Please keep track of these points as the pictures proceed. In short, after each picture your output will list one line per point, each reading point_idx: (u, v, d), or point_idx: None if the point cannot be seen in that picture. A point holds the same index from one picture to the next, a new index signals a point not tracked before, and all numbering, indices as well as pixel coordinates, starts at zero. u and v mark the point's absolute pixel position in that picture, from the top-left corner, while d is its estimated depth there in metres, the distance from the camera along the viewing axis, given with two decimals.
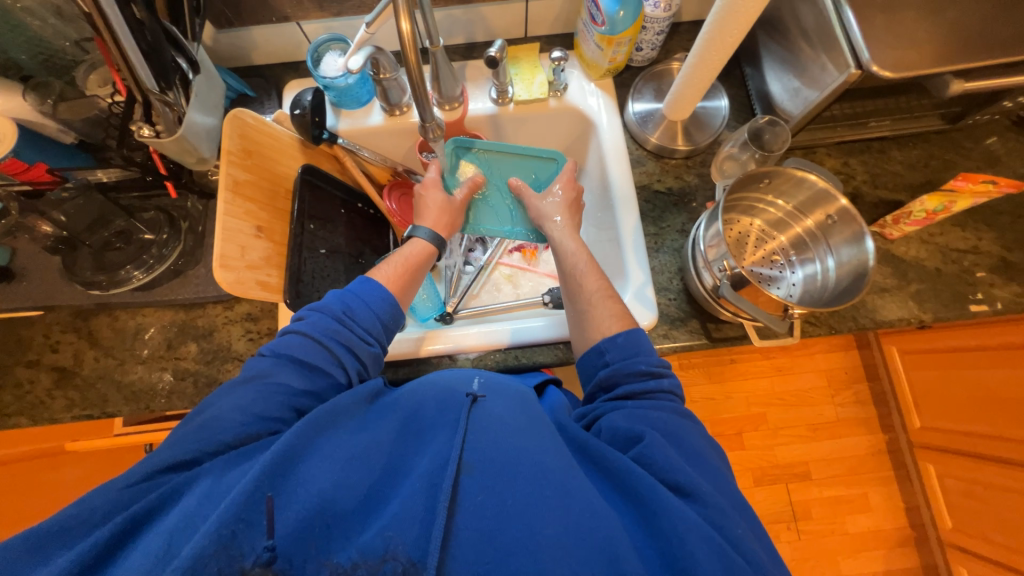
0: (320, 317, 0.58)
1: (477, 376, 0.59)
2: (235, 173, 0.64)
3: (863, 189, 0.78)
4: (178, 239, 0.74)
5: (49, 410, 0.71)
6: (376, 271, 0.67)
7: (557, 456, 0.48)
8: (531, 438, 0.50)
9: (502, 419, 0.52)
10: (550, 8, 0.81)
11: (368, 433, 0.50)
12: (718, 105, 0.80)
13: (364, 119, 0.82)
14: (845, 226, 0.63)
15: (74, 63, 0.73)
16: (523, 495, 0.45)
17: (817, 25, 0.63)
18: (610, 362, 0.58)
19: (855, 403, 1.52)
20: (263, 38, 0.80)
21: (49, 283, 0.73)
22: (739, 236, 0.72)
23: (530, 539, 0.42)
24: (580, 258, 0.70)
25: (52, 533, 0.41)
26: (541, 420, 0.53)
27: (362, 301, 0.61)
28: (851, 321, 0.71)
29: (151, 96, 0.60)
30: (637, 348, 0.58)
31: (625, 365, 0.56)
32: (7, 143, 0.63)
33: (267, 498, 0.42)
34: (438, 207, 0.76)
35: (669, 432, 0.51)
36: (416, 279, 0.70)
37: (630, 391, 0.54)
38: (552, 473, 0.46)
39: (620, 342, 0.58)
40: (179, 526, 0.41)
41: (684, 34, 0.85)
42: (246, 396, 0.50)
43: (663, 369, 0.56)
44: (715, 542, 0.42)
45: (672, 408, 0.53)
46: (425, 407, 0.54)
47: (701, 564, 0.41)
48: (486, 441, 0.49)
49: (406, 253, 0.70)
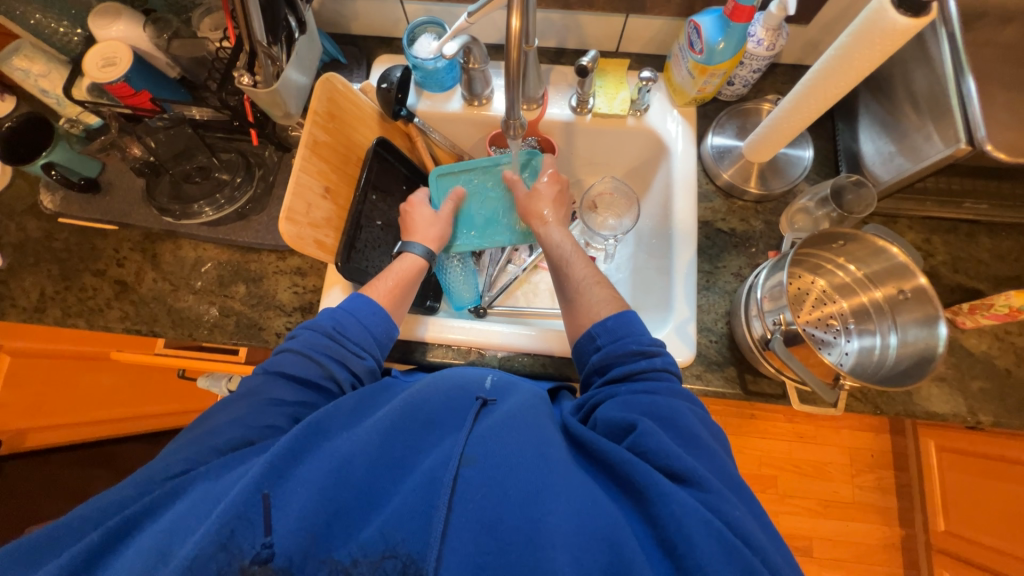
0: (312, 333, 0.59)
1: (489, 375, 0.59)
2: (315, 133, 0.67)
3: (941, 271, 0.73)
4: (250, 185, 0.77)
5: (104, 318, 0.76)
6: (370, 286, 0.67)
7: (551, 446, 0.48)
8: (527, 430, 0.49)
9: (505, 415, 0.51)
10: (649, 27, 0.80)
11: (368, 426, 0.50)
12: (803, 154, 0.77)
13: (444, 104, 0.83)
14: (917, 305, 0.60)
15: (193, 5, 0.78)
16: (521, 488, 0.45)
17: (932, 93, 0.59)
18: (601, 346, 0.58)
19: (876, 489, 1.43)
20: (365, 10, 0.82)
21: (128, 202, 0.78)
22: (799, 291, 0.69)
23: (529, 530, 0.42)
24: (576, 264, 0.69)
25: (58, 534, 0.45)
26: (540, 413, 0.52)
27: (353, 317, 0.61)
28: (900, 405, 0.67)
29: (258, 47, 0.63)
30: (625, 332, 0.57)
31: (615, 348, 0.57)
32: (121, 68, 0.67)
33: (263, 494, 0.43)
34: (424, 223, 0.77)
35: (666, 414, 0.50)
36: (409, 298, 0.69)
37: (624, 373, 0.54)
38: (548, 465, 0.46)
39: (609, 325, 0.59)
40: (180, 524, 0.43)
41: (780, 76, 0.83)
42: (244, 410, 0.52)
43: (655, 348, 0.56)
44: (715, 526, 0.41)
45: (667, 388, 0.52)
46: (429, 396, 0.53)
47: (701, 554, 0.40)
48: (485, 441, 0.48)
49: (398, 269, 0.70)
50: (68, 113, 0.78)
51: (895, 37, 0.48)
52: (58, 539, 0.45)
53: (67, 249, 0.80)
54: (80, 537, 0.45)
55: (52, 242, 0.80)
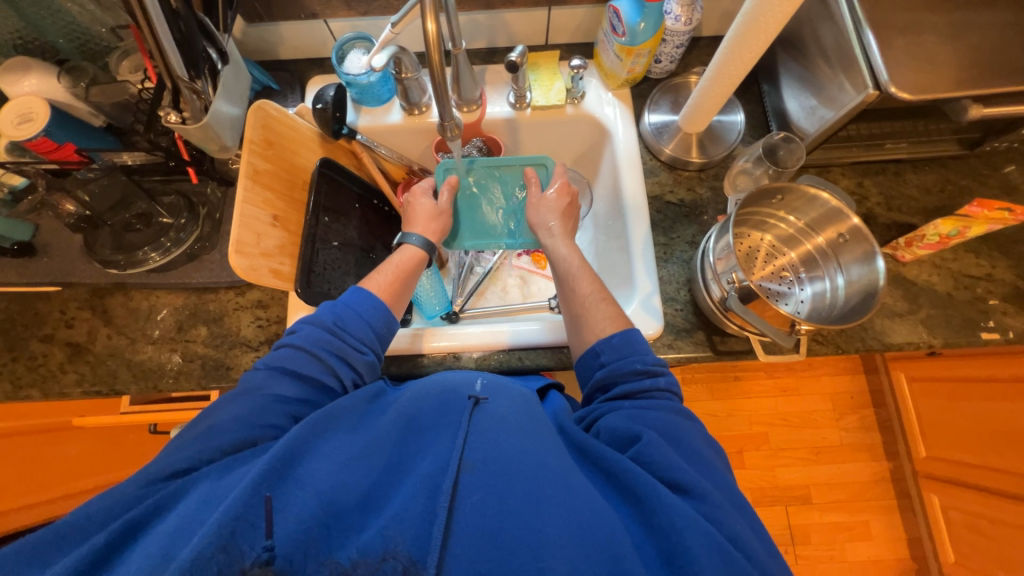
0: (313, 328, 0.57)
1: (480, 377, 0.59)
2: (255, 162, 0.66)
3: (876, 211, 0.77)
4: (195, 224, 0.76)
5: (60, 384, 0.73)
6: (370, 279, 0.67)
7: (554, 454, 0.49)
8: (529, 437, 0.50)
9: (501, 418, 0.52)
10: (573, 16, 0.82)
11: (368, 435, 0.50)
12: (735, 119, 0.80)
13: (384, 117, 0.83)
14: (856, 244, 0.63)
15: (108, 49, 0.76)
16: (523, 495, 0.45)
17: (838, 45, 0.63)
18: (606, 363, 0.58)
19: (860, 428, 1.50)
20: (290, 34, 0.82)
21: (68, 260, 0.75)
22: (749, 250, 0.72)
23: (530, 538, 0.42)
24: (582, 280, 0.68)
25: (50, 542, 0.42)
26: (537, 420, 0.53)
27: (352, 310, 0.60)
28: (858, 341, 0.71)
29: (180, 83, 0.62)
30: (630, 351, 0.58)
31: (620, 365, 0.57)
32: (39, 122, 0.64)
33: (266, 497, 0.42)
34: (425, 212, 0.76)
35: (668, 429, 0.51)
36: (410, 288, 0.69)
37: (629, 390, 0.55)
38: (550, 472, 0.47)
39: (614, 342, 0.59)
40: (181, 526, 0.42)
41: (704, 49, 0.86)
42: (246, 406, 0.50)
43: (660, 368, 0.57)
44: (716, 538, 0.42)
45: (670, 407, 0.53)
46: (427, 407, 0.54)
47: (700, 560, 0.41)
48: (487, 441, 0.49)
49: (397, 261, 0.70)
50: None
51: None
52: (62, 539, 0.43)
53: (9, 318, 0.76)
54: (82, 541, 0.43)
55: None
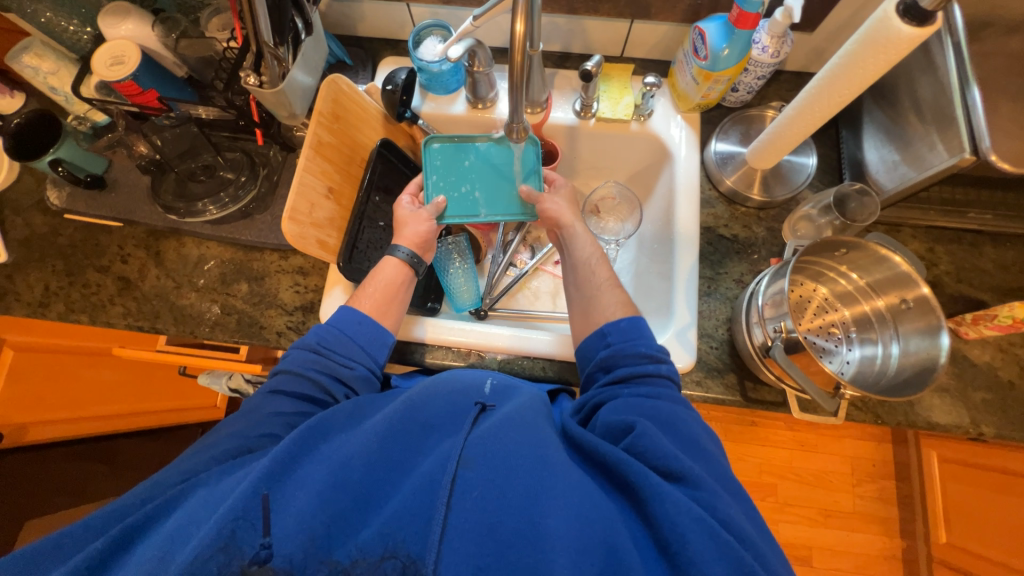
0: (300, 351, 0.60)
1: (489, 379, 0.59)
2: (320, 134, 0.68)
3: (943, 280, 0.73)
4: (254, 183, 0.77)
5: (107, 314, 0.77)
6: (357, 300, 0.66)
7: (548, 447, 0.48)
8: (524, 429, 0.50)
9: (504, 417, 0.51)
10: (653, 32, 0.80)
11: (365, 428, 0.50)
12: (806, 161, 0.77)
13: (448, 106, 0.84)
14: (920, 315, 0.59)
15: (201, 5, 0.79)
16: (519, 490, 0.45)
17: (936, 103, 0.60)
18: (611, 344, 0.58)
19: (877, 499, 1.42)
20: (371, 12, 0.83)
21: (133, 199, 0.79)
22: (800, 299, 0.69)
23: (528, 530, 0.42)
24: (599, 268, 0.68)
25: (47, 550, 0.43)
26: (538, 417, 0.53)
27: (337, 330, 0.61)
28: (901, 415, 0.67)
29: (265, 48, 0.63)
30: (637, 335, 0.58)
31: (625, 347, 0.57)
32: (129, 66, 0.67)
33: (263, 494, 0.43)
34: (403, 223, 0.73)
35: (665, 418, 0.50)
36: (399, 303, 0.68)
37: (629, 374, 0.55)
38: (545, 467, 0.46)
39: (622, 326, 0.59)
40: (187, 522, 0.43)
41: (784, 84, 0.83)
42: (245, 424, 0.54)
43: (661, 356, 0.57)
44: (707, 521, 0.41)
45: (667, 396, 0.53)
46: (427, 397, 0.54)
47: (694, 551, 0.39)
48: (484, 437, 0.49)
49: (383, 278, 0.68)
50: (77, 110, 0.79)
51: (903, 45, 0.48)
52: (61, 547, 0.44)
53: (72, 245, 0.80)
54: (80, 549, 0.44)
55: (57, 238, 0.81)
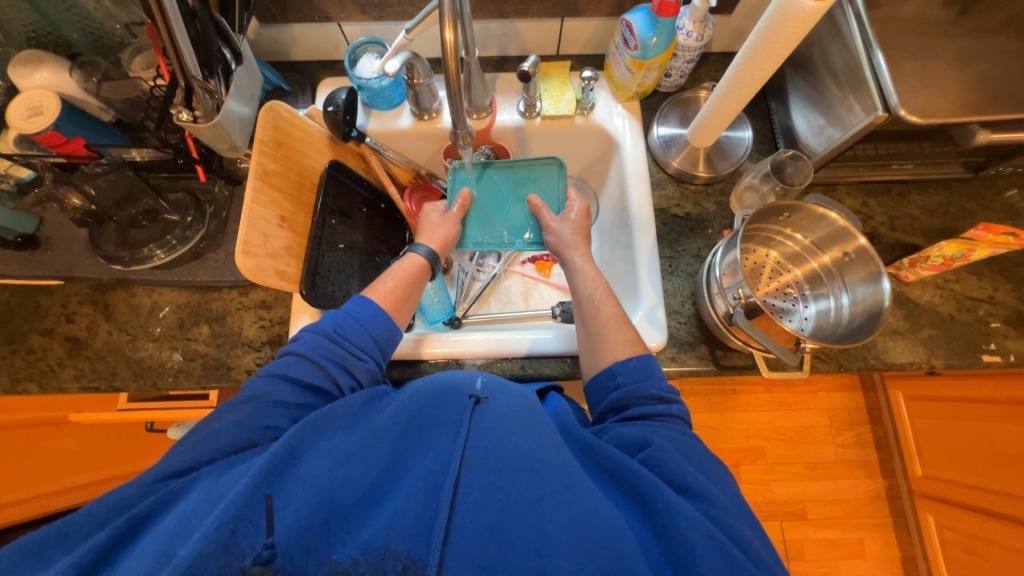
0: (313, 335, 0.57)
1: (480, 376, 0.57)
2: (264, 163, 0.66)
3: (880, 230, 0.78)
4: (202, 223, 0.75)
5: (58, 378, 0.72)
6: (371, 288, 0.66)
7: (557, 453, 0.48)
8: (535, 437, 0.49)
9: (515, 424, 0.50)
10: (584, 29, 0.82)
11: (365, 432, 0.49)
12: (742, 135, 0.81)
13: (394, 121, 0.84)
14: (862, 264, 0.63)
15: (121, 45, 0.76)
16: (526, 491, 0.45)
17: (847, 67, 0.64)
18: (619, 385, 0.58)
19: (856, 445, 1.50)
20: (303, 35, 0.82)
21: (72, 254, 0.74)
22: (755, 266, 0.72)
23: (534, 537, 0.42)
24: (603, 304, 0.67)
25: (50, 540, 0.41)
26: (546, 421, 0.52)
27: (352, 319, 0.59)
28: (861, 360, 0.71)
29: (194, 82, 0.61)
30: (646, 376, 0.57)
31: (636, 390, 0.56)
32: (49, 116, 0.64)
33: (265, 495, 0.42)
34: (433, 223, 0.76)
35: (677, 441, 0.51)
36: (414, 296, 0.68)
37: (640, 413, 0.54)
38: (554, 472, 0.46)
39: (631, 364, 0.58)
40: (184, 519, 0.41)
41: (713, 64, 0.87)
42: (245, 412, 0.50)
43: (672, 395, 0.56)
44: (722, 542, 0.42)
45: (680, 429, 0.53)
46: (430, 398, 0.53)
47: (705, 564, 0.41)
48: (491, 437, 0.49)
49: (400, 269, 0.69)
50: None
51: (807, 19, 0.52)
52: (64, 537, 0.42)
53: (9, 310, 0.75)
54: (82, 540, 0.42)
55: None
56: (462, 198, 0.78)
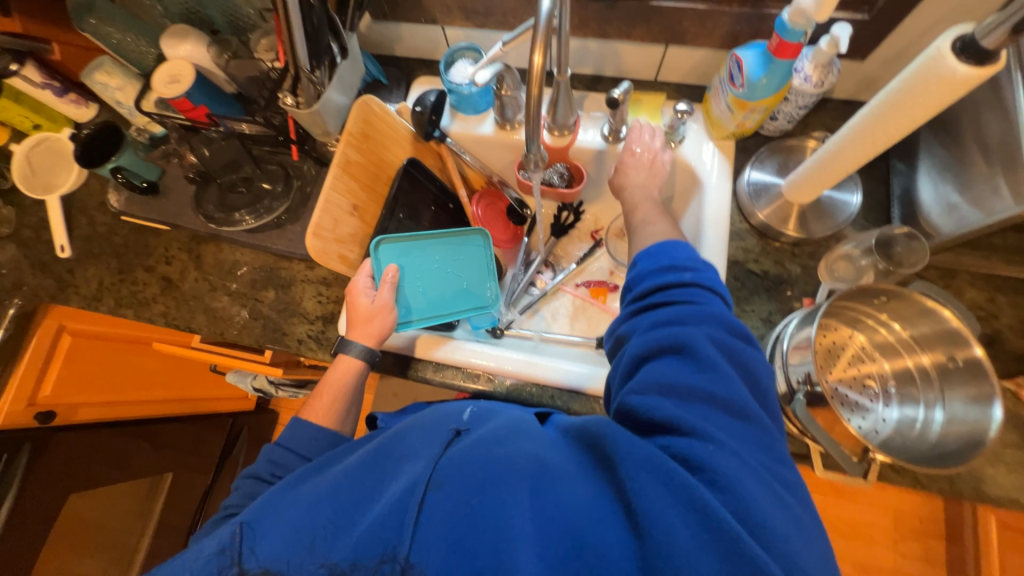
0: (250, 482, 0.59)
1: (469, 407, 0.57)
2: (348, 153, 0.70)
3: (1005, 334, 0.65)
4: (287, 195, 0.82)
5: (150, 311, 0.83)
6: (307, 410, 0.65)
7: (524, 454, 0.46)
8: (497, 445, 0.47)
9: (477, 438, 0.49)
10: (689, 57, 0.77)
11: (334, 470, 0.51)
12: (850, 198, 0.72)
13: (476, 126, 0.85)
14: (970, 380, 0.54)
15: (252, 27, 0.83)
16: (489, 504, 0.43)
17: (1002, 141, 0.54)
18: (636, 268, 0.57)
19: (921, 559, 1.30)
20: (408, 33, 0.85)
21: (179, 206, 0.85)
22: (833, 346, 0.64)
23: (496, 538, 0.41)
24: (642, 204, 0.69)
25: None
26: (515, 432, 0.50)
27: (291, 451, 0.60)
28: (945, 482, 0.61)
29: (301, 73, 0.66)
30: (666, 252, 0.56)
31: (644, 288, 0.54)
32: (183, 85, 0.72)
33: (239, 526, 0.46)
34: (362, 313, 0.69)
35: (673, 360, 0.47)
36: (353, 401, 0.67)
37: (652, 286, 0.54)
38: (515, 471, 0.44)
39: (650, 250, 0.58)
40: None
41: (830, 112, 0.78)
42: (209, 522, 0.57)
43: (689, 266, 0.54)
44: (675, 483, 0.40)
45: (690, 309, 0.50)
46: (404, 429, 0.52)
47: (668, 521, 0.38)
48: (457, 458, 0.47)
49: (331, 379, 0.66)
50: (138, 122, 0.86)
51: (959, 85, 0.44)
52: None
53: (125, 244, 0.87)
54: None
55: (113, 238, 0.87)
56: (388, 274, 0.72)
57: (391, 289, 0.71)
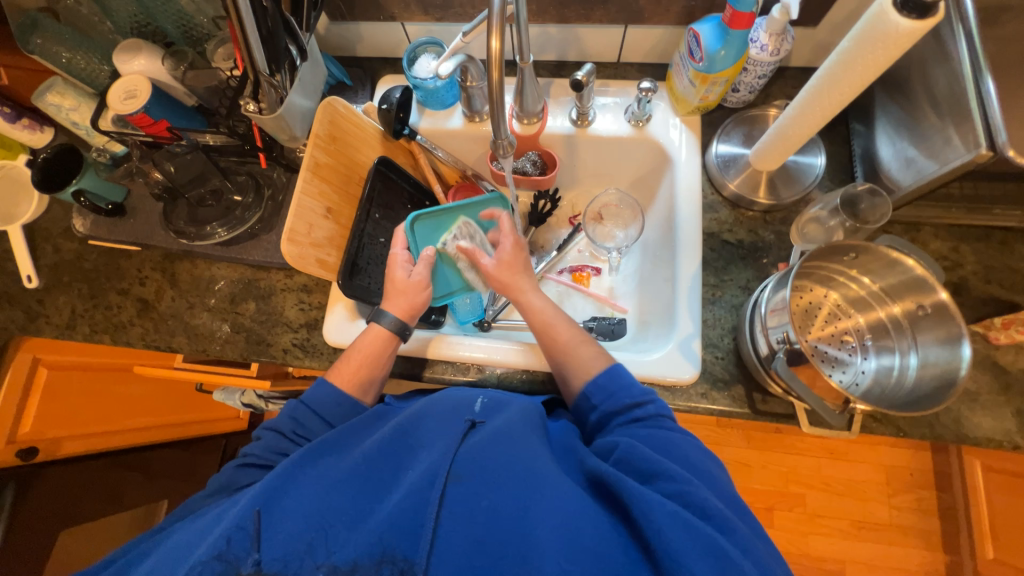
0: (272, 434, 0.61)
1: (480, 397, 0.60)
2: (317, 155, 0.69)
3: (971, 281, 0.68)
4: (259, 205, 0.80)
5: (128, 335, 0.81)
6: (337, 368, 0.66)
7: (537, 459, 0.50)
8: (513, 444, 0.51)
9: (493, 432, 0.52)
10: (648, 36, 0.78)
11: (348, 459, 0.53)
12: (814, 161, 0.74)
13: (445, 121, 0.85)
14: (939, 323, 0.56)
15: (207, 37, 0.82)
16: (509, 502, 0.47)
17: (950, 93, 0.56)
18: (596, 406, 0.58)
19: (915, 510, 1.34)
20: (368, 32, 0.85)
21: (148, 225, 0.83)
22: (809, 306, 0.65)
23: (517, 543, 0.44)
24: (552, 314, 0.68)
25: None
26: (529, 429, 0.54)
27: (312, 410, 0.62)
28: (925, 427, 0.63)
29: (261, 77, 0.64)
30: (616, 386, 0.58)
31: (610, 407, 0.57)
32: (140, 100, 0.71)
33: (257, 511, 0.47)
34: (399, 285, 0.70)
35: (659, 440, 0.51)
36: (378, 370, 0.67)
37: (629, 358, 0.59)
38: (533, 477, 0.48)
39: (599, 382, 0.59)
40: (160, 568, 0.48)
41: (789, 80, 0.79)
42: (225, 476, 0.59)
43: (648, 396, 0.56)
44: (684, 518, 0.42)
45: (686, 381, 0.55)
46: (419, 417, 0.56)
47: (676, 547, 0.41)
48: (474, 451, 0.50)
49: (362, 343, 0.67)
50: (97, 142, 0.84)
51: (903, 39, 0.45)
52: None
53: (95, 269, 0.85)
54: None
55: (82, 263, 0.85)
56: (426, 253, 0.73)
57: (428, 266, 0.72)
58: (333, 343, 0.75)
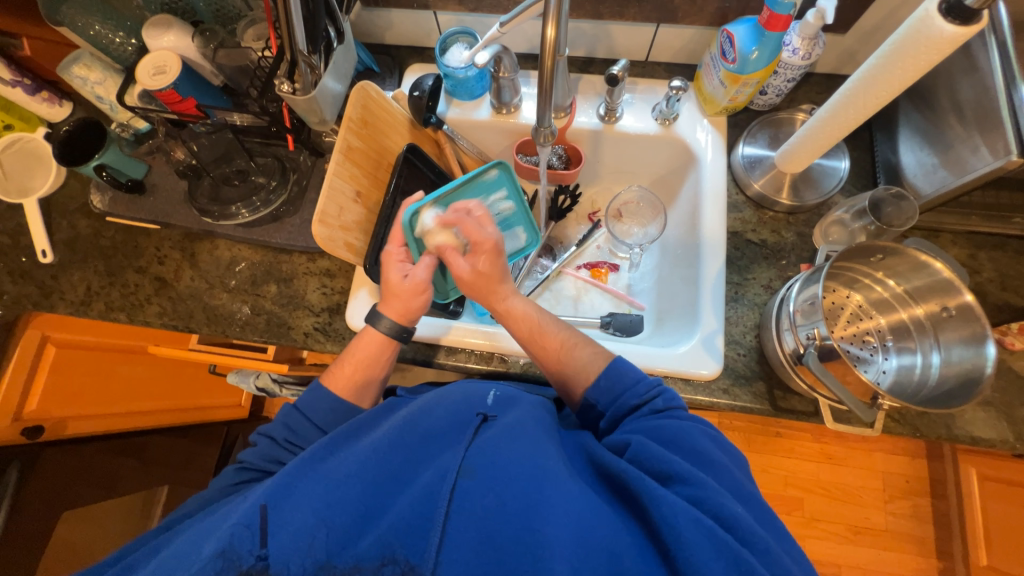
0: (267, 442, 0.62)
1: (493, 389, 0.60)
2: (349, 139, 0.69)
3: (987, 288, 0.70)
4: (285, 188, 0.80)
5: (144, 313, 0.80)
6: (331, 376, 0.65)
7: (550, 457, 0.49)
8: (526, 439, 0.51)
9: (507, 425, 0.53)
10: (679, 36, 0.80)
11: (357, 451, 0.52)
12: (838, 165, 0.75)
13: (473, 111, 0.85)
14: (962, 324, 0.57)
15: (239, 17, 0.81)
16: (520, 496, 0.45)
17: (977, 103, 0.58)
18: (605, 411, 0.58)
19: (910, 517, 1.36)
20: (399, 20, 0.85)
21: (169, 203, 0.82)
22: (834, 306, 0.67)
23: (527, 538, 0.43)
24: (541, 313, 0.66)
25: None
26: (541, 424, 0.54)
27: (307, 419, 0.62)
28: (941, 428, 0.64)
29: (299, 57, 0.64)
30: (621, 387, 0.57)
31: (616, 410, 0.57)
32: (170, 76, 0.70)
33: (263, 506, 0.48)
34: (394, 288, 0.66)
35: (671, 436, 0.50)
36: (372, 376, 0.66)
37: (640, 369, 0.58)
38: (543, 472, 0.48)
39: (602, 386, 0.58)
40: (163, 566, 0.47)
41: (814, 86, 0.81)
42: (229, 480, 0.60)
43: (654, 390, 0.56)
44: (703, 521, 0.41)
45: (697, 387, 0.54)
46: (430, 408, 0.55)
47: (691, 550, 0.40)
48: (486, 447, 0.50)
49: (355, 348, 0.66)
50: (121, 118, 0.83)
51: (944, 45, 0.47)
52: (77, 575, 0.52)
53: (113, 246, 0.83)
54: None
55: (99, 239, 0.84)
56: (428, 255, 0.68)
57: (428, 271, 0.66)
58: (355, 327, 0.75)
